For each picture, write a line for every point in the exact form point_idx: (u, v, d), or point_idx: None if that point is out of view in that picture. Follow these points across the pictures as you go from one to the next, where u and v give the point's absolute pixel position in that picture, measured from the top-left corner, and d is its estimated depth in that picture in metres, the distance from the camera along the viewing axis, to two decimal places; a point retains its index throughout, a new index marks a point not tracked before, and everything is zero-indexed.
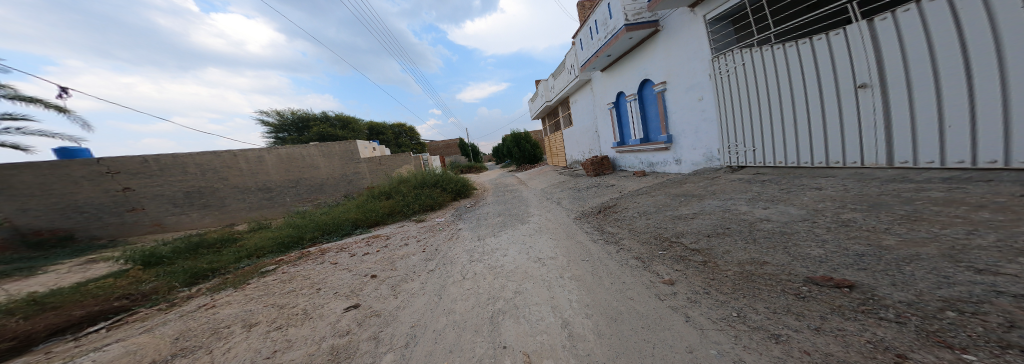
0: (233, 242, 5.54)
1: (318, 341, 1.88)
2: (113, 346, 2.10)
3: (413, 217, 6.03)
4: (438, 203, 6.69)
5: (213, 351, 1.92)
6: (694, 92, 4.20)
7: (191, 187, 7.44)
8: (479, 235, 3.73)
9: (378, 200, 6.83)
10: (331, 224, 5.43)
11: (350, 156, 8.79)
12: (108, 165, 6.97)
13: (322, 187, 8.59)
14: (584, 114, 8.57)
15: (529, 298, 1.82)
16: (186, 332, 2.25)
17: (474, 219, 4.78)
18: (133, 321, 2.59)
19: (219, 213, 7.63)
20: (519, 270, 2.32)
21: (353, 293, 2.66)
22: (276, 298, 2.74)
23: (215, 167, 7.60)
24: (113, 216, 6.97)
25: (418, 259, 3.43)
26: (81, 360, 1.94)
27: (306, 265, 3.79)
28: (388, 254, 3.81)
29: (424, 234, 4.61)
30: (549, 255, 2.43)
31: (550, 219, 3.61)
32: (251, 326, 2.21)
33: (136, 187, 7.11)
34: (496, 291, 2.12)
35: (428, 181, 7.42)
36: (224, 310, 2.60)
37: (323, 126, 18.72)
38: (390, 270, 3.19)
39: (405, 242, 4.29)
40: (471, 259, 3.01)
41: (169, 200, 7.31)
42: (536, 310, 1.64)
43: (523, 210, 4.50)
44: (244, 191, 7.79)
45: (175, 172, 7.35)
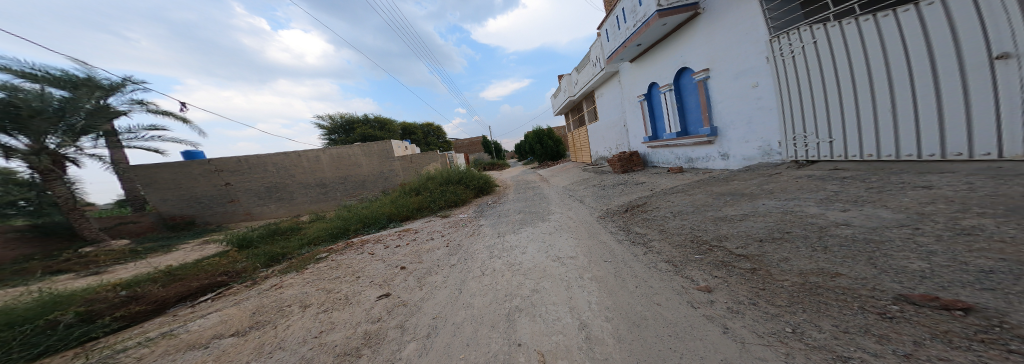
0: (295, 231, 6.00)
1: (355, 325, 2.00)
2: (212, 315, 2.43)
3: (439, 213, 6.20)
4: (462, 199, 6.82)
5: (278, 327, 2.09)
6: (747, 78, 3.91)
7: (270, 182, 8.68)
8: (500, 232, 3.74)
9: (408, 196, 7.07)
10: (370, 217, 5.75)
11: (387, 155, 9.28)
12: (215, 165, 8.44)
13: (365, 184, 9.22)
14: (611, 108, 8.33)
15: (546, 297, 1.80)
16: (261, 309, 2.46)
17: (495, 215, 4.80)
18: (229, 294, 2.97)
19: (290, 205, 8.80)
20: (537, 269, 2.29)
21: (385, 283, 2.77)
22: (326, 283, 2.93)
23: (286, 166, 8.73)
24: (219, 206, 8.48)
25: (442, 253, 3.53)
26: (191, 325, 2.28)
27: (347, 255, 4.01)
28: (416, 247, 3.96)
29: (447, 229, 4.73)
30: (569, 255, 2.39)
31: (571, 218, 3.54)
32: (305, 307, 2.38)
33: (233, 182, 8.54)
34: (515, 288, 2.11)
35: (452, 177, 7.53)
36: (286, 291, 2.81)
37: (365, 128, 19.69)
38: (417, 263, 3.29)
39: (432, 236, 4.43)
40: (490, 255, 3.04)
41: (255, 194, 8.64)
42: (553, 310, 1.62)
43: (544, 208, 4.46)
44: (308, 186, 8.89)
45: (259, 170, 8.61)
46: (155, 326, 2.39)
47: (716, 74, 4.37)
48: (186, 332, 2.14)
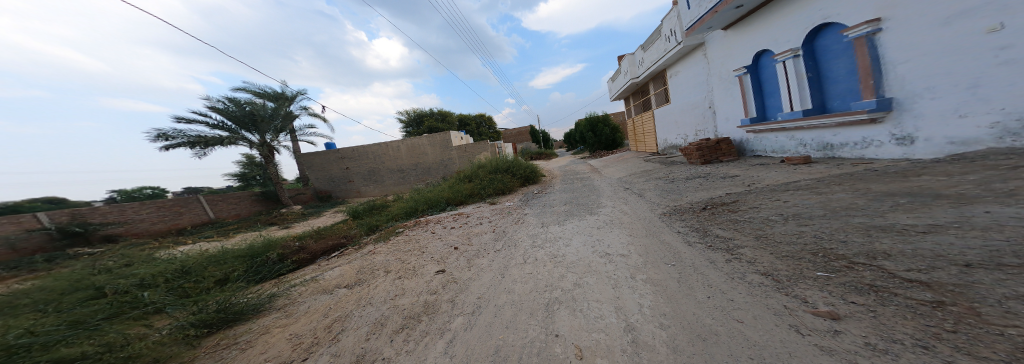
0: (379, 209, 7.42)
1: (417, 295, 2.46)
2: (335, 270, 3.54)
3: (487, 200, 6.45)
4: (508, 187, 6.94)
5: (370, 285, 2.85)
6: (972, 20, 2.51)
7: (371, 168, 13.14)
8: (544, 222, 3.70)
9: (461, 183, 7.44)
10: (432, 200, 6.41)
11: (446, 145, 12.38)
12: (343, 155, 13.27)
13: (430, 170, 12.72)
14: (689, 88, 7.26)
15: (589, 293, 1.73)
16: (363, 267, 3.46)
17: (540, 205, 4.78)
18: (344, 254, 4.24)
19: (381, 186, 13.17)
20: (581, 263, 2.21)
21: (442, 260, 3.25)
22: (401, 254, 3.74)
23: (378, 154, 13.02)
24: (342, 184, 13.38)
25: (489, 237, 3.75)
26: (324, 274, 3.44)
27: (414, 231, 4.81)
28: (467, 230, 4.36)
29: (496, 216, 4.81)
30: (624, 252, 2.21)
31: (626, 213, 3.29)
32: (387, 272, 3.14)
33: (351, 167, 13.28)
34: (556, 280, 2.08)
35: (500, 166, 7.66)
36: (375, 257, 3.80)
37: (431, 121, 21.31)
38: (468, 244, 3.65)
39: (480, 221, 4.71)
40: (533, 244, 3.05)
41: (363, 175, 13.26)
42: (596, 307, 1.55)
43: (593, 200, 4.27)
44: (393, 171, 13.00)
45: (365, 158, 13.15)
46: (315, 268, 3.82)
47: (899, 21, 2.96)
48: (321, 279, 3.24)
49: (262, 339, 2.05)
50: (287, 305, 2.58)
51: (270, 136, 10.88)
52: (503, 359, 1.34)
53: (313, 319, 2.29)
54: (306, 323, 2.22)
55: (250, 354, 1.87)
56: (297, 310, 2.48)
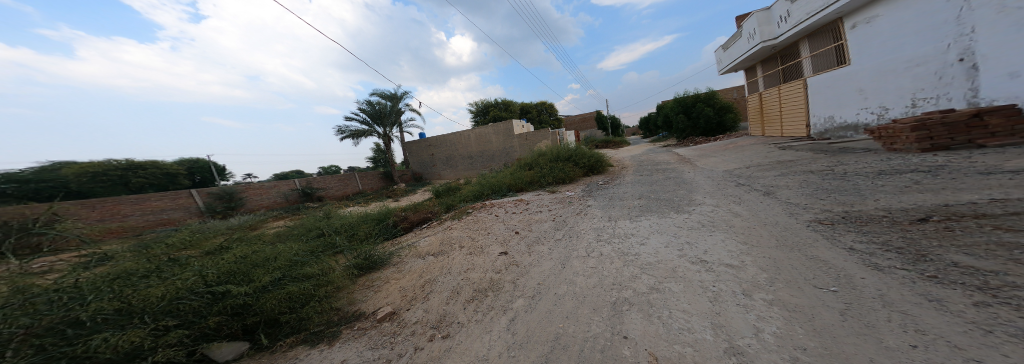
0: (454, 191, 8.17)
1: (486, 271, 2.64)
2: (421, 241, 4.05)
3: (547, 188, 6.37)
4: (570, 177, 6.67)
5: (448, 258, 3.15)
6: None
7: (448, 154, 14.62)
8: (610, 216, 3.42)
9: (522, 170, 7.51)
10: (495, 186, 6.74)
11: (509, 134, 12.67)
12: (430, 144, 15.11)
13: (494, 158, 13.32)
14: (899, 38, 4.96)
15: (669, 300, 1.53)
16: (444, 239, 3.90)
17: (607, 197, 4.45)
18: (430, 226, 4.95)
19: (455, 170, 14.56)
20: (663, 266, 1.94)
21: (504, 242, 3.42)
22: (470, 232, 4.06)
23: (453, 142, 14.33)
24: (428, 168, 15.42)
25: (548, 226, 3.75)
26: (418, 242, 4.05)
27: (480, 213, 5.09)
28: (527, 216, 4.42)
29: (556, 207, 4.67)
30: (732, 262, 1.81)
31: (726, 214, 2.79)
32: (460, 247, 3.43)
33: (436, 154, 15.03)
34: (628, 279, 1.90)
35: (562, 155, 7.38)
36: (451, 232, 4.20)
37: (495, 110, 22.13)
38: (528, 230, 3.75)
39: (540, 209, 4.73)
40: (597, 238, 2.88)
41: (444, 160, 14.86)
42: (681, 318, 1.35)
43: (678, 196, 3.78)
44: (467, 158, 14.12)
45: (444, 146, 14.67)
46: (414, 235, 4.66)
47: None
48: (416, 246, 3.80)
49: (377, 291, 2.60)
50: (397, 264, 3.23)
51: (391, 129, 14.32)
52: (562, 347, 1.34)
53: (412, 278, 2.76)
54: (405, 283, 2.66)
55: (378, 296, 2.48)
56: (405, 267, 3.09)
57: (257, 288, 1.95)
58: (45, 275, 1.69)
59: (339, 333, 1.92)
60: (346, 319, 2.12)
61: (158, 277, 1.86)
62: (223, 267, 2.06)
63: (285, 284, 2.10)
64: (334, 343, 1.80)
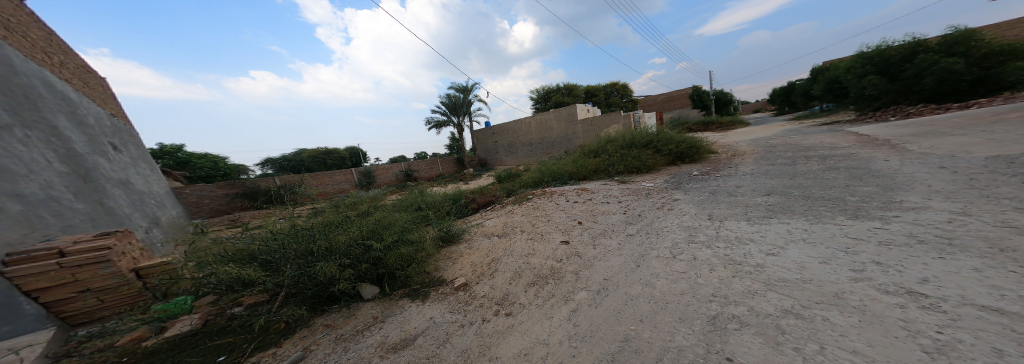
0: (516, 177, 8.20)
1: (546, 258, 2.78)
2: (487, 223, 4.21)
3: (616, 178, 5.87)
4: (647, 166, 5.94)
5: (512, 240, 3.38)
6: None
7: (510, 141, 15.00)
8: (709, 215, 2.84)
9: (587, 158, 7.06)
10: (556, 173, 6.54)
11: (572, 119, 12.08)
12: (494, 131, 15.69)
13: (554, 144, 13.01)
14: None
15: (821, 331, 1.14)
16: (507, 223, 4.03)
17: (697, 192, 3.79)
18: (494, 208, 5.13)
19: (516, 157, 14.91)
20: (809, 287, 1.44)
21: (566, 231, 3.44)
22: (530, 218, 4.08)
23: (514, 130, 14.59)
24: (492, 154, 16.27)
25: (618, 219, 3.50)
26: (483, 223, 4.25)
27: (541, 200, 5.01)
28: (591, 207, 4.20)
29: (631, 200, 4.16)
30: (996, 306, 1.05)
31: (903, 219, 1.98)
32: (521, 232, 3.62)
33: (499, 141, 15.58)
34: (743, 294, 1.53)
35: (638, 141, 6.58)
36: (513, 217, 4.28)
37: (557, 95, 21.40)
38: (592, 221, 3.61)
39: (607, 200, 4.40)
40: (688, 239, 2.46)
41: (506, 146, 15.29)
42: (844, 359, 0.98)
43: (805, 195, 2.92)
44: (527, 145, 14.22)
45: (507, 134, 15.09)
46: (482, 214, 4.89)
47: None
48: (482, 226, 4.08)
49: (454, 261, 3.06)
50: (468, 241, 3.58)
51: (463, 118, 15.31)
52: (632, 351, 1.32)
53: (481, 255, 3.12)
54: (475, 259, 3.03)
55: (455, 267, 2.93)
56: (476, 245, 3.43)
57: (385, 246, 2.65)
58: (299, 219, 2.97)
59: (428, 293, 2.45)
60: (434, 283, 2.64)
61: (338, 229, 2.78)
62: (368, 227, 2.85)
63: (402, 246, 2.75)
64: (425, 301, 2.31)
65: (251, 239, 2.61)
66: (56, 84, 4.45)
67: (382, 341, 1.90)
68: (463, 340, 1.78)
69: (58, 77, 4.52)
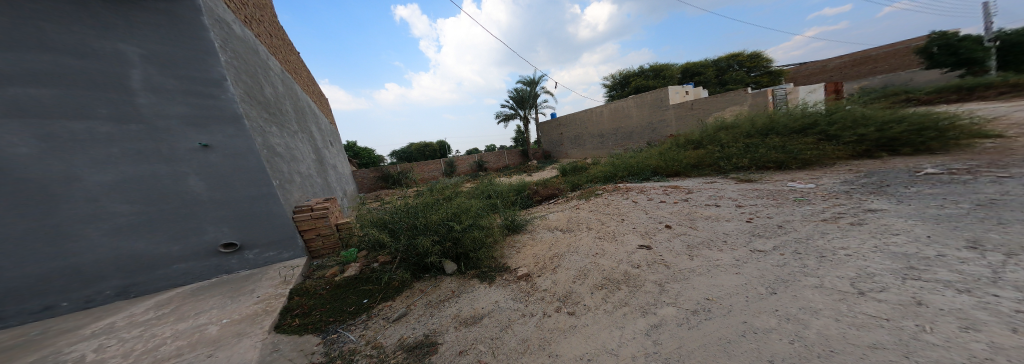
0: (582, 170, 7.65)
1: (618, 261, 2.35)
2: (551, 216, 3.99)
3: (732, 175, 4.79)
4: (796, 160, 4.47)
5: (579, 237, 3.03)
6: None
7: (577, 132, 14.47)
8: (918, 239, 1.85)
9: (683, 149, 6.04)
10: (636, 168, 5.81)
11: (659, 105, 10.55)
12: (562, 123, 15.26)
13: (631, 135, 11.82)
14: None
15: None
16: (571, 219, 3.71)
17: (887, 202, 2.61)
18: (558, 202, 4.90)
19: (581, 149, 14.33)
20: None
21: (647, 234, 2.87)
22: (603, 215, 3.63)
23: (585, 120, 13.88)
24: (559, 146, 15.99)
25: (729, 227, 2.71)
26: (546, 216, 4.06)
27: (612, 197, 4.46)
28: (687, 209, 3.42)
29: (764, 205, 3.13)
30: None
31: None
32: (589, 229, 3.23)
33: (567, 132, 15.15)
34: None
35: (769, 129, 5.17)
36: (579, 212, 3.94)
37: (639, 80, 19.10)
38: (687, 227, 2.90)
39: (712, 202, 3.52)
40: (899, 273, 1.59)
41: (574, 136, 14.74)
42: None
43: None
44: (595, 137, 13.52)
45: (573, 124, 14.49)
46: (547, 207, 4.65)
47: None
48: (545, 219, 3.87)
49: (518, 250, 2.98)
50: (530, 233, 3.47)
51: (529, 111, 15.21)
52: None
53: (543, 248, 2.92)
54: (537, 251, 2.88)
55: (519, 256, 2.83)
56: (538, 238, 3.26)
57: (464, 228, 2.70)
58: (408, 197, 3.45)
59: (494, 277, 2.45)
60: (499, 269, 2.60)
61: (432, 207, 3.05)
62: (450, 208, 2.95)
63: (477, 229, 2.78)
64: (492, 284, 2.31)
65: (383, 208, 3.20)
66: (293, 92, 6.04)
67: (457, 313, 1.96)
68: (524, 329, 1.68)
69: (301, 95, 6.78)
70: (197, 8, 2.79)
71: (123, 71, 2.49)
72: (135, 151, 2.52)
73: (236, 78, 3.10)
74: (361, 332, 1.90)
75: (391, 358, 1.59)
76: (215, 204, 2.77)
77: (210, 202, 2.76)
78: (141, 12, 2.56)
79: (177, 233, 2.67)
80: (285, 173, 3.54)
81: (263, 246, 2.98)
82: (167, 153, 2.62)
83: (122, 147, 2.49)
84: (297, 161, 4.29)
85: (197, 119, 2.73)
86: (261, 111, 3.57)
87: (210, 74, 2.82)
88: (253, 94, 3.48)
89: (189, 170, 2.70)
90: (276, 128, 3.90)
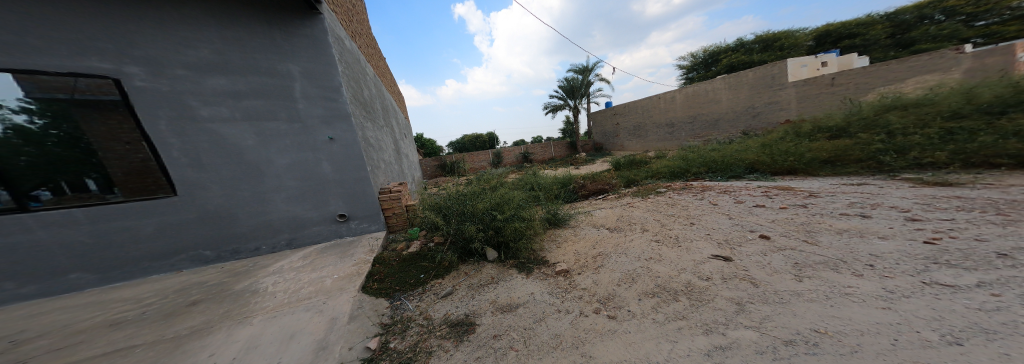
0: (638, 164, 7.90)
1: (680, 270, 2.21)
2: (597, 213, 4.19)
3: (894, 176, 3.88)
4: None
5: (629, 237, 3.05)
6: None
7: (635, 122, 14.97)
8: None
9: (790, 140, 5.77)
10: (720, 163, 5.67)
11: (764, 84, 9.96)
12: (628, 115, 15.36)
13: (716, 124, 11.50)
14: None
15: None
16: (622, 217, 3.80)
17: None
18: (608, 199, 5.12)
19: (643, 141, 14.67)
20: None
21: (730, 243, 2.58)
22: (663, 217, 3.57)
23: (661, 110, 13.55)
24: (622, 136, 16.02)
25: (840, 239, 2.33)
26: (594, 212, 4.23)
27: (671, 196, 4.61)
28: (802, 217, 2.95)
29: (967, 221, 2.30)
30: None
31: None
32: (644, 231, 3.19)
33: (633, 123, 15.17)
34: None
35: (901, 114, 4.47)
36: (630, 211, 4.02)
37: (734, 56, 16.38)
38: (796, 239, 2.47)
39: (866, 213, 2.78)
40: None
41: (644, 125, 14.56)
42: None
43: None
44: (660, 127, 13.66)
45: (635, 113, 14.91)
46: (609, 206, 4.60)
47: None
48: (592, 216, 4.05)
49: (559, 246, 3.13)
50: (574, 227, 3.68)
51: (580, 100, 15.06)
52: None
53: (586, 246, 3.05)
54: (580, 248, 3.00)
55: (559, 252, 3.01)
56: (580, 234, 3.43)
57: (503, 218, 3.06)
58: (460, 188, 4.01)
59: (533, 269, 2.68)
60: (536, 261, 2.83)
61: (478, 197, 3.50)
62: (493, 199, 3.35)
63: (515, 220, 3.10)
64: (529, 276, 2.54)
65: (439, 197, 3.81)
66: (380, 92, 7.36)
67: (495, 299, 2.24)
68: (560, 325, 1.83)
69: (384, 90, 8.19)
70: (326, 30, 3.71)
71: (289, 85, 3.54)
72: (293, 144, 3.61)
73: (347, 85, 4.06)
74: (416, 303, 2.37)
75: (438, 330, 1.97)
76: (338, 183, 3.83)
77: (333, 180, 3.81)
78: (297, 39, 3.55)
79: (313, 202, 3.77)
80: (375, 160, 4.61)
81: (360, 218, 4.00)
82: (306, 142, 3.66)
83: (287, 140, 3.58)
84: (382, 151, 5.48)
85: (330, 117, 3.75)
86: (360, 109, 4.58)
87: (333, 83, 3.76)
88: (355, 97, 4.50)
89: (321, 157, 3.73)
90: (369, 122, 5.01)
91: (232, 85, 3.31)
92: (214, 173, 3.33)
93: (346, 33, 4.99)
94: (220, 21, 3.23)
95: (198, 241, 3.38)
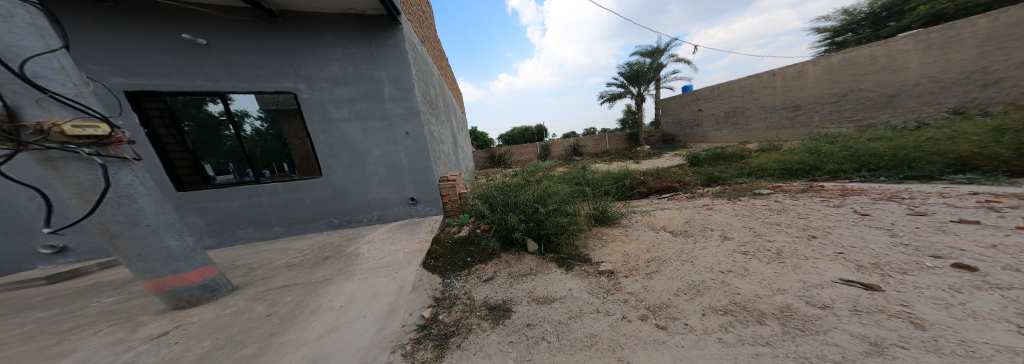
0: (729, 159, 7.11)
1: (774, 291, 1.83)
2: (665, 213, 3.91)
3: None
4: None
5: (699, 244, 2.72)
6: None
7: (731, 108, 12.86)
8: None
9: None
10: (893, 160, 4.23)
11: (990, 41, 7.05)
12: (726, 99, 13.04)
13: (886, 102, 8.72)
14: None
15: None
16: (692, 220, 3.42)
17: None
18: (677, 200, 4.75)
19: (742, 130, 12.56)
20: None
21: (874, 265, 1.94)
22: (760, 224, 2.97)
23: (783, 91, 11.07)
24: (709, 124, 13.88)
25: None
26: (659, 213, 3.95)
27: (761, 198, 3.99)
28: (1000, 240, 2.03)
29: None
30: None
31: None
32: (725, 238, 2.76)
33: (731, 107, 12.93)
34: None
35: None
36: (704, 214, 3.60)
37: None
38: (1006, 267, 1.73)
39: None
40: None
41: (749, 109, 12.25)
42: None
43: None
44: (773, 110, 11.41)
45: (732, 95, 12.75)
46: (681, 206, 4.24)
47: None
48: (656, 216, 3.81)
49: (604, 246, 3.06)
50: (626, 228, 3.53)
51: (646, 85, 14.08)
52: None
53: (639, 248, 2.89)
54: (630, 250, 2.87)
55: (605, 251, 2.94)
56: (632, 236, 3.23)
57: (545, 213, 3.11)
58: (503, 177, 4.15)
59: (573, 267, 2.67)
60: (580, 258, 2.83)
61: (523, 189, 3.57)
62: (539, 191, 3.39)
63: (556, 214, 3.12)
64: (567, 273, 2.56)
65: (485, 185, 4.06)
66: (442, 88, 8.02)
67: (531, 290, 2.32)
68: (597, 326, 1.78)
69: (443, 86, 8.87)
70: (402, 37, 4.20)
71: (379, 88, 4.24)
72: (384, 138, 4.36)
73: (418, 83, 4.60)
74: (463, 283, 2.61)
75: (476, 311, 2.11)
76: (415, 171, 4.53)
77: (410, 168, 4.50)
78: (384, 50, 4.16)
79: (395, 187, 4.52)
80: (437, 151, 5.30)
81: (426, 203, 4.67)
82: (390, 136, 4.38)
83: (382, 135, 4.35)
84: (442, 143, 6.09)
85: (412, 113, 4.40)
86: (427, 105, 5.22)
87: (406, 84, 4.33)
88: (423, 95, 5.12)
89: (400, 149, 4.43)
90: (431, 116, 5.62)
91: (352, 92, 4.17)
92: (338, 159, 4.25)
93: (416, 38, 5.55)
94: (337, 39, 4.02)
95: (326, 212, 4.42)
